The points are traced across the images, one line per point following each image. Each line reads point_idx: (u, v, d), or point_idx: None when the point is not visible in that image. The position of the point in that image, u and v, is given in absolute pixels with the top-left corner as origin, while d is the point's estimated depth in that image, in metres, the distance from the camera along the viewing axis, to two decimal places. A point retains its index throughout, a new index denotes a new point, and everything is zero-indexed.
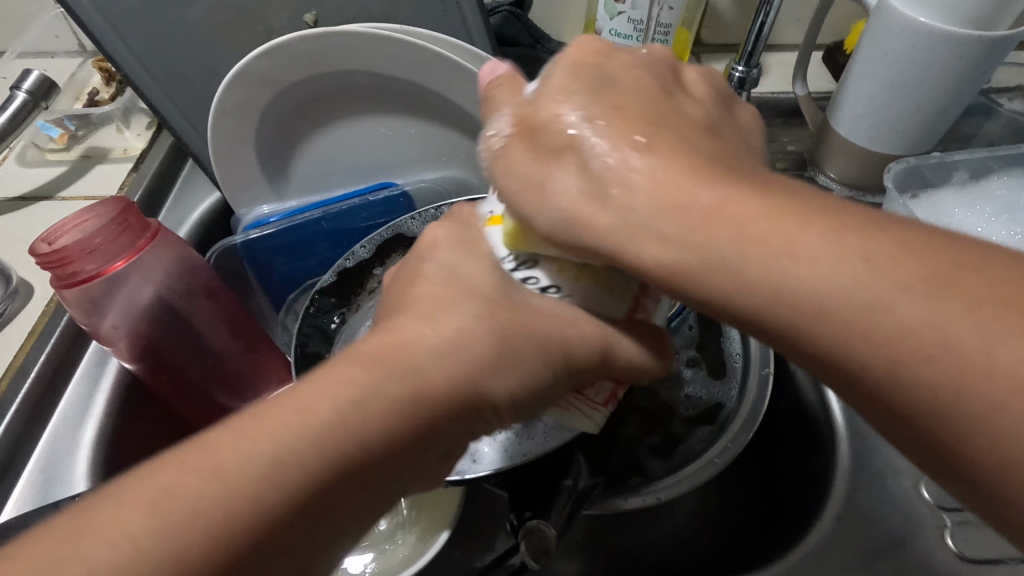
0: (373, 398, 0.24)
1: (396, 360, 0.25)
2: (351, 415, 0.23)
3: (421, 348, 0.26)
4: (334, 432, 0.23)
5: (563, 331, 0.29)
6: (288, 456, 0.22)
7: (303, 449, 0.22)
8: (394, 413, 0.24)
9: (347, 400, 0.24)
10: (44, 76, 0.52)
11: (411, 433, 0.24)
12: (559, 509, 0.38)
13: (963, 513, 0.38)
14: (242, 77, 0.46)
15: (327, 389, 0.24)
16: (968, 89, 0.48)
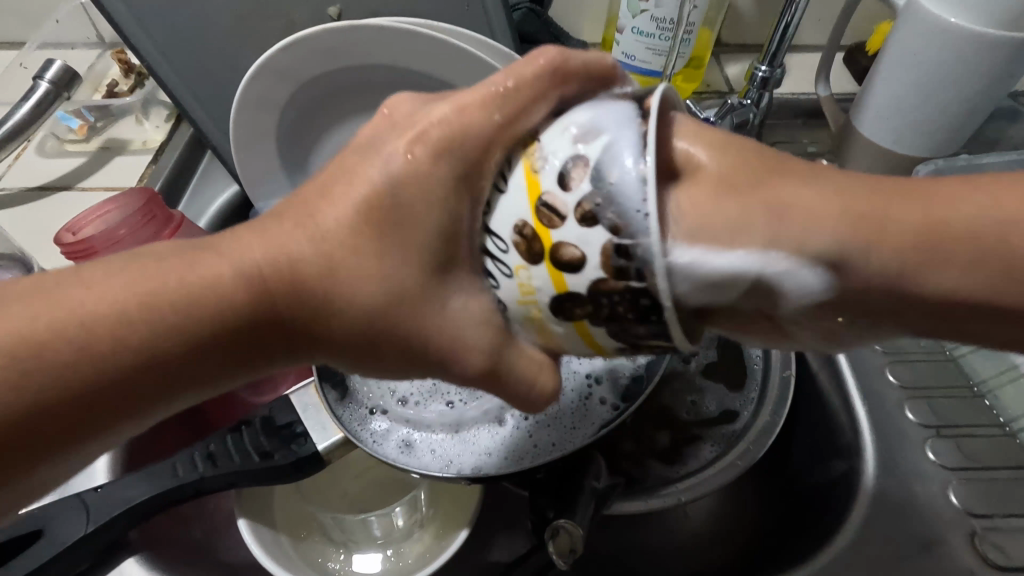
0: (215, 292, 0.24)
1: (274, 277, 0.25)
2: (175, 320, 0.23)
3: (192, 269, 0.24)
4: (121, 315, 0.23)
5: (457, 346, 0.27)
6: (79, 340, 0.22)
7: (81, 332, 0.22)
8: (189, 324, 0.24)
9: (164, 303, 0.23)
10: (66, 66, 0.52)
11: (230, 339, 0.25)
12: (583, 508, 0.38)
13: (991, 519, 0.37)
14: (265, 70, 0.46)
15: (198, 286, 0.24)
16: (996, 91, 0.47)
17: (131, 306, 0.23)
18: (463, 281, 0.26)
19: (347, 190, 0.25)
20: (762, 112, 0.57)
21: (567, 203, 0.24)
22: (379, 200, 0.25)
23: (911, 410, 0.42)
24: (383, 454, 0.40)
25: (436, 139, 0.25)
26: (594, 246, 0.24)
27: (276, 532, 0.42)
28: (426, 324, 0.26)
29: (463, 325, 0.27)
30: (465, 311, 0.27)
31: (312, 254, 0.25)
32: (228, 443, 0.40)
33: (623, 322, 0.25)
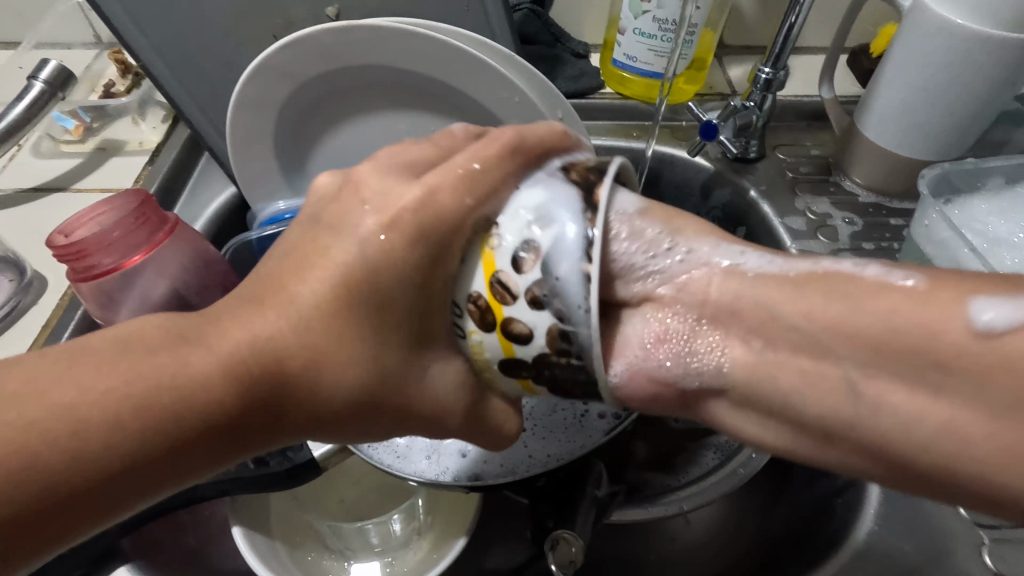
0: (212, 386, 0.24)
1: (265, 359, 0.25)
2: (175, 415, 0.23)
3: (182, 363, 0.23)
4: (124, 400, 0.22)
5: (439, 409, 0.29)
6: (89, 427, 0.22)
7: (83, 425, 0.21)
8: (194, 404, 0.23)
9: (162, 391, 0.23)
10: (61, 66, 0.51)
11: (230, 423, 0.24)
12: (583, 517, 0.37)
13: (1000, 531, 0.37)
14: (262, 71, 0.45)
15: (200, 379, 0.23)
16: (1003, 94, 0.47)
17: (138, 393, 0.22)
18: (441, 350, 0.29)
19: (320, 271, 0.26)
20: (765, 115, 0.57)
21: (519, 285, 0.26)
22: (356, 280, 0.26)
23: None
24: (377, 460, 0.40)
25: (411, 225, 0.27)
26: (541, 327, 0.26)
27: (271, 538, 0.41)
28: (411, 394, 0.28)
29: (442, 391, 0.29)
30: (443, 382, 0.29)
31: (297, 336, 0.26)
32: None
33: (563, 392, 0.28)
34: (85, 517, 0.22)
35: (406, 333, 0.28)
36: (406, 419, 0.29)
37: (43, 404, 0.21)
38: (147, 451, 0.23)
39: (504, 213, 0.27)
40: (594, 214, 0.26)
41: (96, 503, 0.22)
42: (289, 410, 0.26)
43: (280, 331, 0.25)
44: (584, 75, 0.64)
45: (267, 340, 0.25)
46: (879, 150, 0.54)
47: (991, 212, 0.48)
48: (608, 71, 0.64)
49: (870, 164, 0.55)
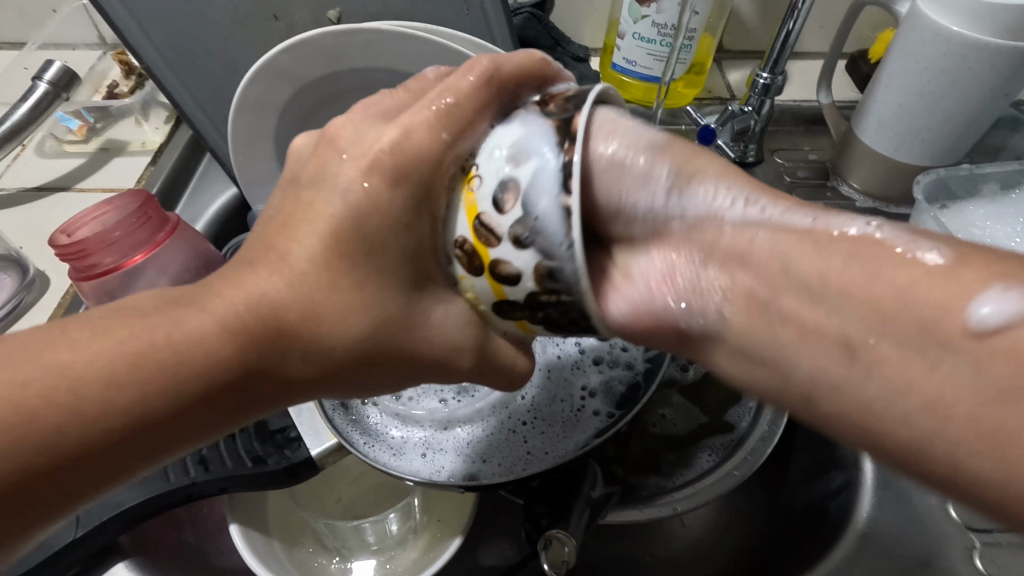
0: (208, 344, 0.24)
1: (261, 315, 0.26)
2: (170, 373, 0.24)
3: (178, 325, 0.24)
4: (124, 359, 0.23)
5: (446, 350, 0.29)
6: (100, 387, 0.23)
7: (86, 381, 0.23)
8: (191, 366, 0.24)
9: (157, 346, 0.24)
10: (65, 67, 0.52)
11: (229, 377, 0.25)
12: (577, 517, 0.38)
13: (991, 535, 0.37)
14: (263, 73, 0.46)
15: (194, 338, 0.24)
16: (998, 100, 0.47)
17: (128, 364, 0.23)
18: (440, 294, 0.28)
19: (309, 225, 0.27)
20: (762, 119, 0.57)
21: (502, 226, 0.25)
22: (348, 234, 0.26)
23: None
24: (373, 456, 0.40)
25: (389, 163, 0.26)
26: (527, 266, 0.25)
27: (268, 536, 0.41)
28: (414, 338, 0.28)
29: (443, 330, 0.29)
30: (447, 320, 0.29)
31: (294, 292, 0.26)
32: (221, 447, 0.40)
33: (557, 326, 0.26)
34: (106, 470, 0.23)
35: (410, 270, 0.27)
36: (412, 359, 0.29)
37: (37, 365, 0.22)
38: (141, 412, 0.23)
39: (481, 151, 0.26)
40: (572, 144, 0.24)
41: (114, 457, 0.23)
42: (287, 363, 0.26)
43: (276, 287, 0.26)
44: (583, 80, 0.65)
45: (264, 296, 0.26)
46: (876, 154, 0.54)
47: (987, 218, 0.48)
48: (608, 75, 0.65)
49: (867, 169, 0.56)
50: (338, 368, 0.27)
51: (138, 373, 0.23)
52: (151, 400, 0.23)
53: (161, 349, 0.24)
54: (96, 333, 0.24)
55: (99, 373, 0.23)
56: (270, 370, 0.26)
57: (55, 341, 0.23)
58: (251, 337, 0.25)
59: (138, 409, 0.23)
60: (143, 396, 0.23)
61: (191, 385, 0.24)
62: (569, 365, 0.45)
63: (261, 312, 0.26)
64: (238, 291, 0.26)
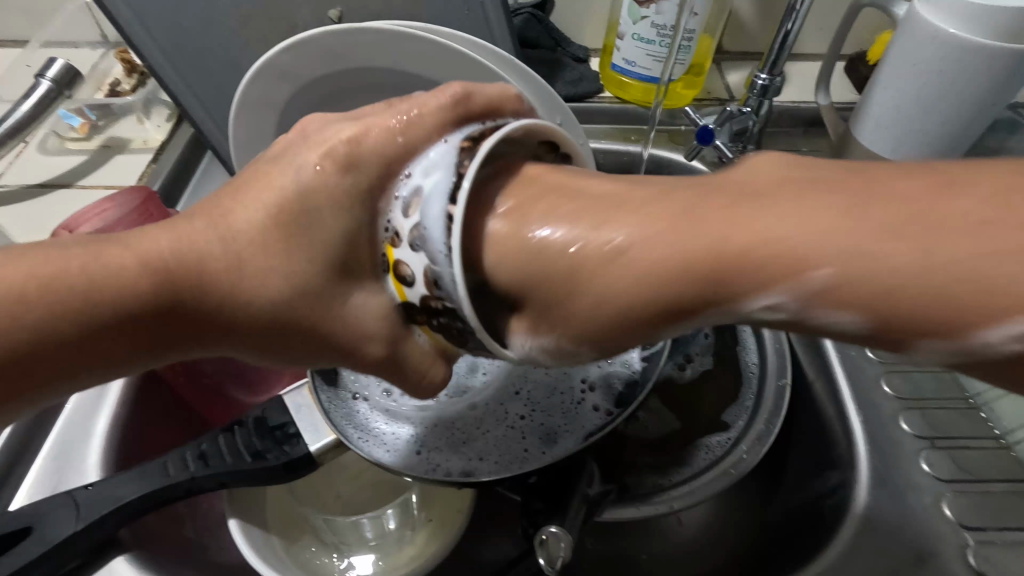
0: (145, 284, 0.27)
1: (187, 263, 0.28)
2: (112, 300, 0.27)
3: (95, 258, 0.27)
4: (76, 274, 0.27)
5: (358, 335, 0.31)
6: (39, 301, 0.26)
7: (55, 276, 0.26)
8: (117, 266, 0.27)
9: (110, 281, 0.27)
10: (68, 65, 0.52)
11: (152, 311, 0.28)
12: (573, 514, 0.38)
13: (985, 533, 0.37)
14: (266, 71, 0.46)
15: (134, 280, 0.27)
16: (995, 102, 0.47)
17: (80, 289, 0.26)
18: (364, 280, 0.31)
19: (258, 196, 0.29)
20: (761, 120, 0.57)
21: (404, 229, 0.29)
22: (289, 208, 0.29)
23: (906, 421, 0.42)
24: (369, 452, 0.40)
25: (344, 154, 0.30)
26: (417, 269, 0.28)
27: (267, 532, 0.42)
28: (330, 317, 0.30)
29: (359, 320, 0.31)
30: (365, 306, 0.31)
31: (217, 244, 0.29)
32: (220, 442, 0.40)
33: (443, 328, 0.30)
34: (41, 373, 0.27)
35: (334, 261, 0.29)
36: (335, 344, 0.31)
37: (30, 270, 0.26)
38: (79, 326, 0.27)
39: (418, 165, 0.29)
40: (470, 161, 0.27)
41: (54, 365, 0.27)
42: (205, 313, 0.29)
43: (207, 249, 0.29)
44: (583, 80, 0.65)
45: (199, 254, 0.28)
46: (873, 156, 0.54)
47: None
48: (608, 76, 0.65)
49: None
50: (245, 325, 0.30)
51: (73, 303, 0.26)
52: (76, 320, 0.26)
53: (105, 271, 0.27)
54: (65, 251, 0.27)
55: (45, 282, 0.26)
56: (197, 324, 0.29)
57: (36, 250, 0.27)
58: (168, 283, 0.28)
59: (75, 323, 0.26)
60: (81, 318, 0.26)
61: (136, 299, 0.27)
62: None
63: (172, 266, 0.28)
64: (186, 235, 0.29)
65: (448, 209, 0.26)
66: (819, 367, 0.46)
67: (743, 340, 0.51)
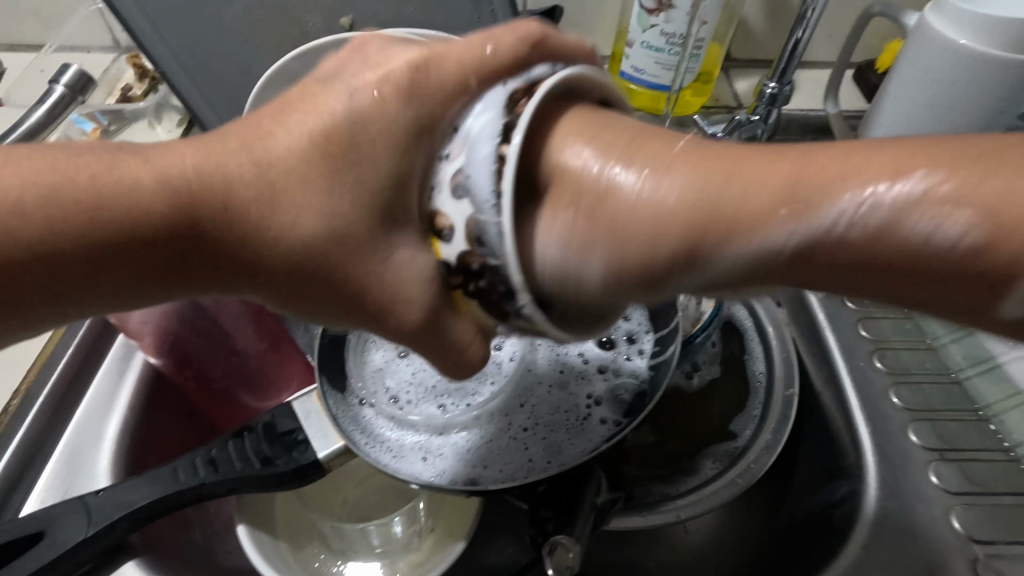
0: (169, 206, 0.25)
1: (214, 203, 0.25)
2: (149, 200, 0.25)
3: (110, 170, 0.24)
4: (94, 209, 0.24)
5: (394, 296, 0.28)
6: (44, 229, 0.23)
7: (51, 193, 0.24)
8: (135, 196, 0.24)
9: (137, 204, 0.24)
10: (81, 70, 0.53)
11: (182, 241, 0.25)
12: (580, 524, 0.38)
13: (995, 546, 0.37)
14: (277, 78, 0.46)
15: (158, 190, 0.25)
16: (1006, 113, 0.47)
17: (78, 216, 0.24)
18: (409, 237, 0.27)
19: (303, 119, 0.27)
20: (770, 129, 0.57)
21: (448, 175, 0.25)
22: (339, 136, 0.26)
23: (915, 432, 0.42)
24: (376, 458, 0.40)
25: (404, 82, 0.27)
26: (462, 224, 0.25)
27: (275, 538, 0.42)
28: (362, 269, 0.27)
29: (400, 279, 0.27)
30: (407, 265, 0.27)
31: (244, 184, 0.26)
32: (230, 448, 0.40)
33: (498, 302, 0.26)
34: (61, 276, 0.24)
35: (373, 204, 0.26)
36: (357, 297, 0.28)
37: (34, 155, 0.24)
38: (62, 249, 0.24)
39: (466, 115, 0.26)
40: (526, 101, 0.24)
41: (73, 274, 0.24)
42: (238, 252, 0.26)
43: (242, 171, 0.26)
44: None
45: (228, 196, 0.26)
46: None
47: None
48: (616, 83, 0.65)
49: None
50: (277, 266, 0.27)
51: (77, 220, 0.24)
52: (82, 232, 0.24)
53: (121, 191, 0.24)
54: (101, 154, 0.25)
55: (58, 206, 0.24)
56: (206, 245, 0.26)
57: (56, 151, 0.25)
58: (183, 212, 0.25)
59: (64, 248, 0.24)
60: (72, 239, 0.24)
61: (147, 215, 0.24)
62: (573, 373, 0.45)
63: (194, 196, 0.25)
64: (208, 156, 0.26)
65: (500, 148, 0.23)
66: (828, 378, 0.46)
67: (751, 349, 0.51)
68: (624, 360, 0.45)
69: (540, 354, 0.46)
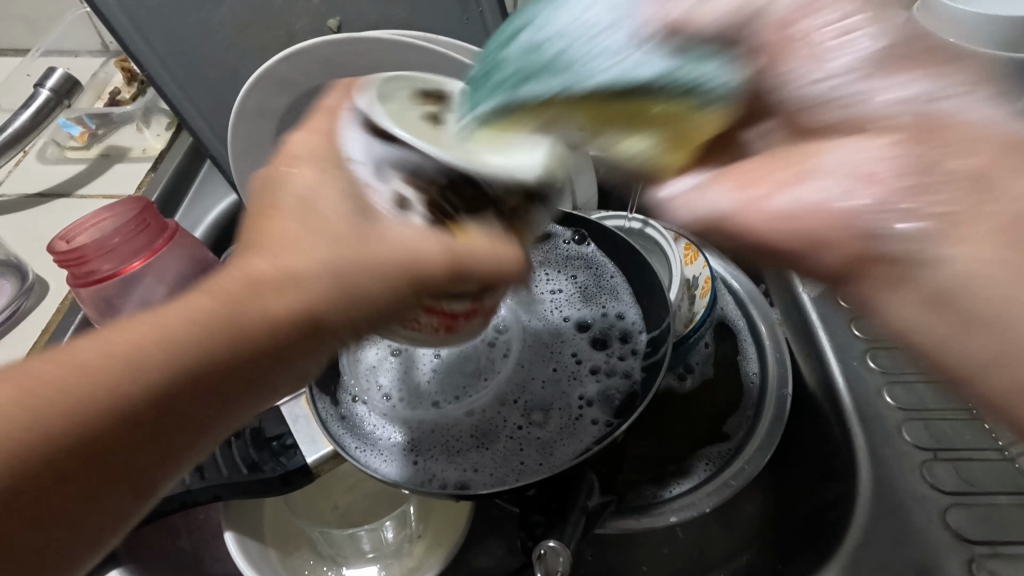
0: (224, 336, 0.23)
1: (221, 325, 0.23)
2: (160, 345, 0.23)
3: (141, 330, 0.23)
4: (97, 383, 0.22)
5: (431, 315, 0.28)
6: (73, 406, 0.21)
7: (57, 388, 0.21)
8: (143, 356, 0.22)
9: (156, 339, 0.23)
10: (67, 74, 0.53)
11: (210, 372, 0.23)
12: (572, 528, 0.38)
13: (990, 546, 0.37)
14: (264, 81, 0.46)
15: (179, 317, 0.23)
16: None
17: (96, 372, 0.22)
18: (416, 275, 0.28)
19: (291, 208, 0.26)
20: None
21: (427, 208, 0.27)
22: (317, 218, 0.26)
23: (908, 432, 0.42)
24: (365, 463, 0.40)
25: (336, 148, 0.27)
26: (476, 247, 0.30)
27: (264, 545, 0.41)
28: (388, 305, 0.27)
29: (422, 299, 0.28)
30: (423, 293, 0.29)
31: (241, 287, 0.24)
32: (216, 454, 0.40)
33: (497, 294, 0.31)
34: (89, 499, 0.22)
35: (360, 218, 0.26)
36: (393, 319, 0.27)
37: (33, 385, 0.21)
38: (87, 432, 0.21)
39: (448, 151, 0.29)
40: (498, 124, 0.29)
41: (122, 468, 0.22)
42: (257, 386, 0.25)
43: (259, 266, 0.24)
44: None
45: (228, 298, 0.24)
46: None
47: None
48: None
49: None
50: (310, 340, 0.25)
51: (103, 374, 0.22)
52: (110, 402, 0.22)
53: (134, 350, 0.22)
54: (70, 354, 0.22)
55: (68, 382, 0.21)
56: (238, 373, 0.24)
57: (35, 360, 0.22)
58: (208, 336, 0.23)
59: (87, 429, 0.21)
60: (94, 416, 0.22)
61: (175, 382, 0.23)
62: (567, 372, 0.45)
63: (208, 329, 0.23)
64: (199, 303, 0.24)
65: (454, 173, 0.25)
66: (822, 378, 0.46)
67: (744, 349, 0.51)
68: (616, 361, 0.46)
69: (534, 353, 0.46)
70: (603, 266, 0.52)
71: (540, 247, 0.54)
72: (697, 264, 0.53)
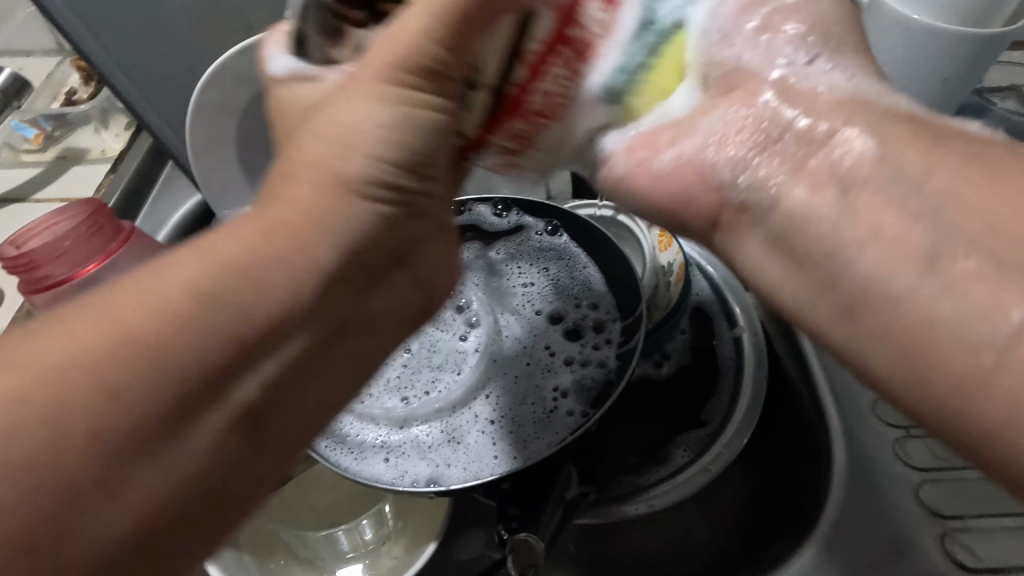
0: (273, 268, 0.24)
1: (224, 273, 0.23)
2: (228, 276, 0.23)
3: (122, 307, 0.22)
4: (154, 351, 0.22)
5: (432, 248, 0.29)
6: (85, 379, 0.21)
7: (81, 365, 0.21)
8: (268, 280, 0.24)
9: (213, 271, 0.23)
10: (16, 74, 0.51)
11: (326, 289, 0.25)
12: (546, 521, 0.38)
13: (961, 521, 0.37)
14: (219, 76, 0.44)
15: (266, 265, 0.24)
16: (964, 87, 0.47)
17: (104, 345, 0.21)
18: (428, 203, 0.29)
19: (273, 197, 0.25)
20: None
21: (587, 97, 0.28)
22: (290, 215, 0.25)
23: (882, 411, 0.42)
24: (335, 460, 0.39)
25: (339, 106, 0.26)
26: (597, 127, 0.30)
27: (239, 553, 0.42)
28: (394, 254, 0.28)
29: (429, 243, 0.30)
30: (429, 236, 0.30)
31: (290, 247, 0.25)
32: None
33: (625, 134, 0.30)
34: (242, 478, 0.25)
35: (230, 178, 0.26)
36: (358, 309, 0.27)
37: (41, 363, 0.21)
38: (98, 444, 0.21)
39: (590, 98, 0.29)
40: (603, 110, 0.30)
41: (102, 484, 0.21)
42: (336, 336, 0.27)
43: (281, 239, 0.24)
44: None
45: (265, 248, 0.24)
46: None
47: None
48: None
49: None
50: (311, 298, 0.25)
51: (122, 351, 0.21)
52: (165, 389, 0.22)
53: (137, 323, 0.22)
54: (57, 331, 0.22)
55: (95, 362, 0.21)
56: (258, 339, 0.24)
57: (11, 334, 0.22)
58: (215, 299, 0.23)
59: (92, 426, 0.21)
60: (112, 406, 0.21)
61: (194, 369, 0.22)
62: (540, 364, 0.45)
63: (205, 278, 0.23)
64: (177, 275, 0.23)
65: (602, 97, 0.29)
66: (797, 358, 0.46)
67: (720, 334, 0.51)
68: (591, 351, 0.46)
69: (506, 347, 0.46)
70: (576, 258, 0.52)
71: (509, 241, 0.54)
72: (671, 250, 0.51)
